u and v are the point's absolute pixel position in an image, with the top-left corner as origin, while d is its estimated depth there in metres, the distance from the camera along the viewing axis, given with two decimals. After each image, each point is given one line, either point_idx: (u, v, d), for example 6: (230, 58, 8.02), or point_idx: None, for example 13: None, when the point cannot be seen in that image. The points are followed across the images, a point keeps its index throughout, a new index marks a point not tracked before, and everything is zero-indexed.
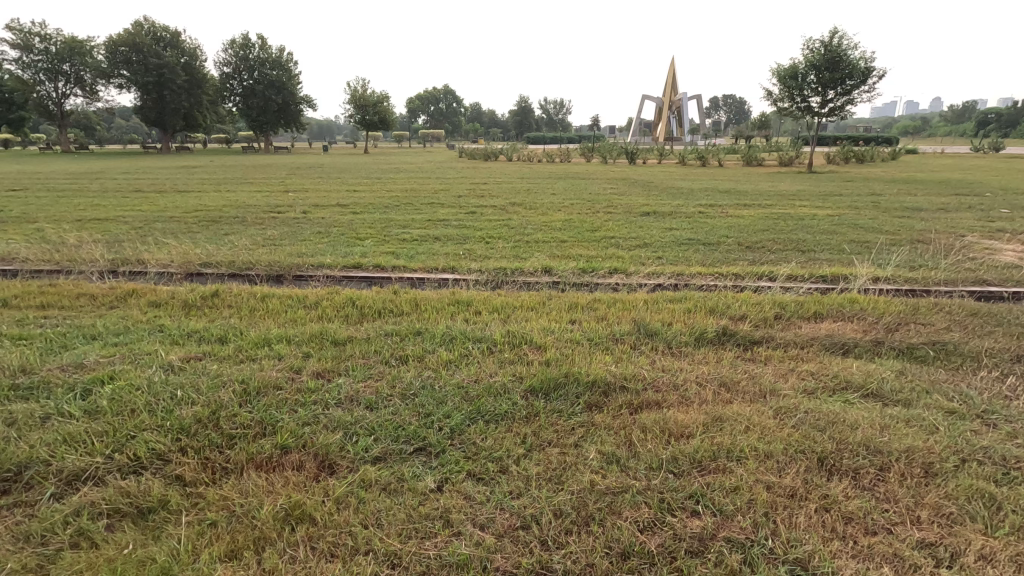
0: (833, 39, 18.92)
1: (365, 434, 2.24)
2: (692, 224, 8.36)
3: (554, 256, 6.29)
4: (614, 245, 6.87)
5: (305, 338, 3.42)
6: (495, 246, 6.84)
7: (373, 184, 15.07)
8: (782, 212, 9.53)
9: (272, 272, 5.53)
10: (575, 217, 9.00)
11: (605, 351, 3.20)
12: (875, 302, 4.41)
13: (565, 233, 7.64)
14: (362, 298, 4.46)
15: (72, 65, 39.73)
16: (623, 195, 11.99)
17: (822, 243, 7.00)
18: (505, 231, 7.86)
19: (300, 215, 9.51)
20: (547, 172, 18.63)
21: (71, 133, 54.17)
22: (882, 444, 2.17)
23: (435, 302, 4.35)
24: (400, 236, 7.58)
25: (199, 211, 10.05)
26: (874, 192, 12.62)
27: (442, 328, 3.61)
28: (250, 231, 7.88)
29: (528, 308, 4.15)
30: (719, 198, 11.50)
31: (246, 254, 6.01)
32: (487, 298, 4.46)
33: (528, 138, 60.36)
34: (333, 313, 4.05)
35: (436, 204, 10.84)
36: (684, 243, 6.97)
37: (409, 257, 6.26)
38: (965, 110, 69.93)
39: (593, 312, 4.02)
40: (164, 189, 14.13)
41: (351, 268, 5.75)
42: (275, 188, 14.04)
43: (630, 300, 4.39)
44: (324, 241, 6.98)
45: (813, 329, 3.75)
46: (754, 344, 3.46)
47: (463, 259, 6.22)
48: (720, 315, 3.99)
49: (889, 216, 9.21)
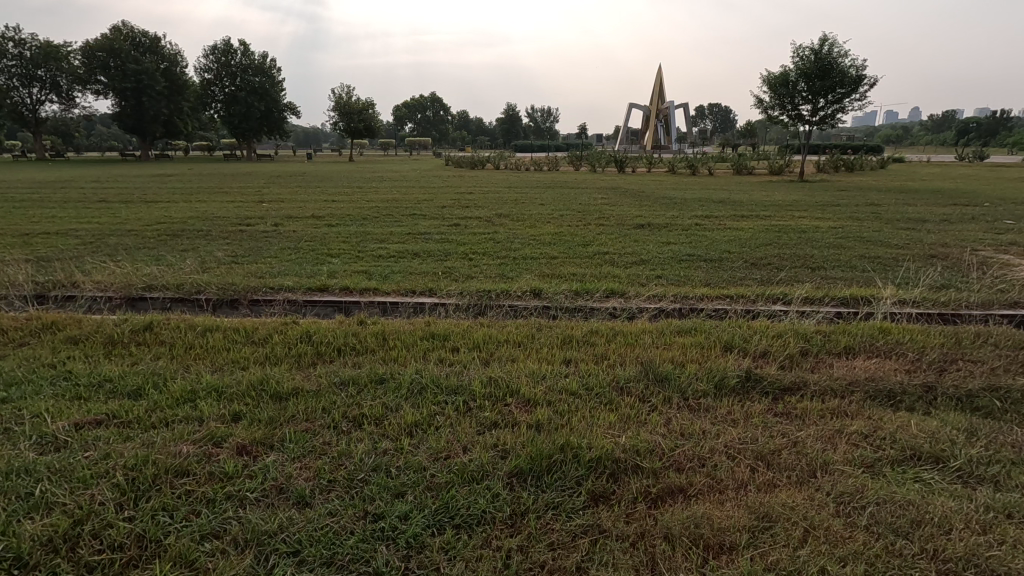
0: (823, 47, 18.67)
1: (287, 555, 1.62)
2: (689, 238, 7.85)
3: (544, 275, 5.72)
4: (608, 262, 6.32)
5: (240, 391, 2.79)
6: (479, 264, 6.26)
7: (353, 193, 14.42)
8: (782, 224, 9.07)
9: (224, 297, 4.88)
10: (565, 229, 8.44)
11: (608, 408, 2.61)
12: (909, 333, 3.87)
13: (555, 249, 7.08)
14: (322, 331, 3.84)
15: (47, 70, 38.62)
16: (615, 205, 11.48)
17: (832, 260, 6.51)
18: (490, 246, 7.27)
19: (270, 228, 8.86)
20: (535, 181, 18.15)
21: (48, 140, 52.86)
22: (995, 564, 1.60)
23: (407, 335, 3.74)
24: (375, 252, 6.95)
25: (162, 224, 9.36)
26: (873, 203, 12.22)
27: (410, 374, 2.99)
28: (213, 247, 7.23)
29: (515, 345, 3.54)
30: (714, 209, 11.03)
31: (199, 275, 5.37)
32: (468, 331, 3.86)
33: (514, 147, 59.96)
34: (284, 353, 3.42)
35: (419, 215, 10.26)
36: (683, 260, 6.43)
37: (383, 277, 5.65)
38: (947, 118, 70.82)
39: (591, 350, 3.42)
40: (131, 199, 13.37)
41: (316, 292, 5.11)
42: (248, 198, 13.34)
43: (632, 332, 3.82)
44: (290, 258, 6.35)
45: (849, 370, 3.19)
46: (784, 392, 2.89)
47: (443, 278, 5.63)
48: (738, 352, 3.43)
49: (894, 228, 8.78)
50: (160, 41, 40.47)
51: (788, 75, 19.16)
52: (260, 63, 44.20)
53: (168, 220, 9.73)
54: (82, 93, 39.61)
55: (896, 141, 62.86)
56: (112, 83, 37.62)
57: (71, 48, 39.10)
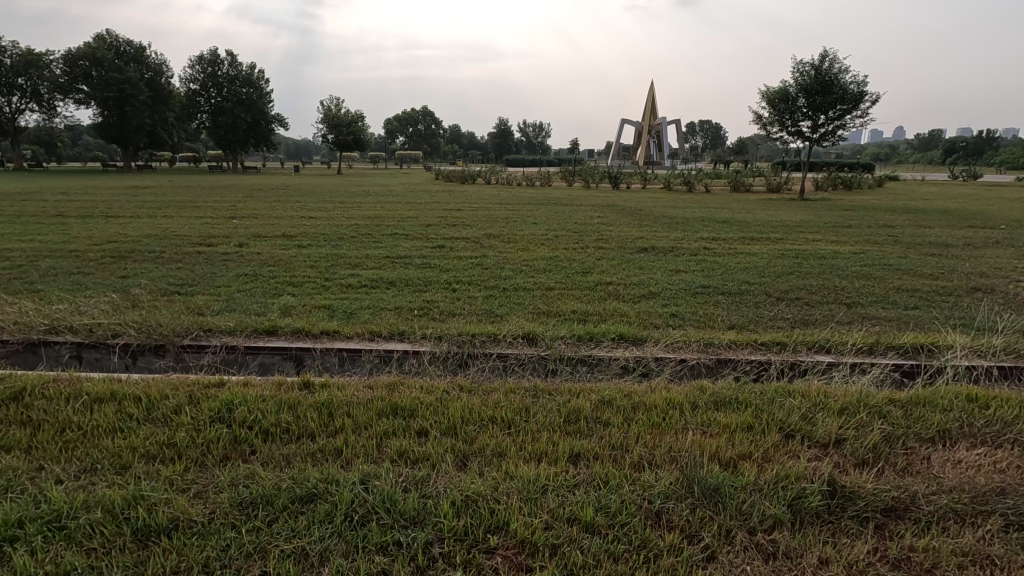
0: (824, 62, 18.18)
1: None
2: (700, 264, 7.06)
3: (539, 312, 4.85)
4: (613, 296, 5.48)
5: (91, 519, 1.89)
6: (464, 296, 5.40)
7: (333, 209, 13.49)
8: (797, 248, 8.29)
9: (147, 344, 3.98)
10: (561, 254, 7.60)
11: (638, 561, 1.74)
12: (1007, 403, 3.05)
13: (550, 277, 6.24)
14: (255, 398, 2.95)
15: (27, 78, 37.41)
16: (614, 225, 10.68)
17: (866, 294, 5.71)
18: (478, 273, 6.43)
19: (232, 249, 7.95)
20: (528, 197, 17.43)
21: (30, 150, 51.61)
22: None
23: (360, 408, 2.83)
24: (345, 280, 6.09)
25: (113, 243, 8.41)
26: (885, 224, 11.52)
27: (351, 485, 2.09)
28: (159, 274, 6.31)
29: (505, 429, 2.66)
30: (720, 230, 10.23)
31: (123, 312, 4.47)
32: (443, 401, 2.95)
33: (506, 161, 59.47)
34: (188, 439, 2.51)
35: (401, 234, 9.42)
36: (698, 293, 5.61)
37: (347, 314, 4.76)
38: (933, 139, 71.87)
39: (606, 437, 2.54)
40: (91, 213, 12.36)
41: (261, 335, 4.20)
42: (219, 213, 12.39)
43: (657, 400, 2.96)
44: (243, 291, 5.45)
45: (960, 472, 2.34)
46: (887, 516, 2.03)
47: (420, 316, 4.76)
48: (803, 439, 2.57)
49: (919, 254, 8.03)
50: (145, 50, 39.56)
51: (787, 91, 18.61)
52: (247, 73, 43.27)
53: (120, 239, 8.80)
54: (64, 102, 38.56)
55: (885, 159, 63.38)
56: (94, 93, 36.61)
57: (52, 57, 37.99)
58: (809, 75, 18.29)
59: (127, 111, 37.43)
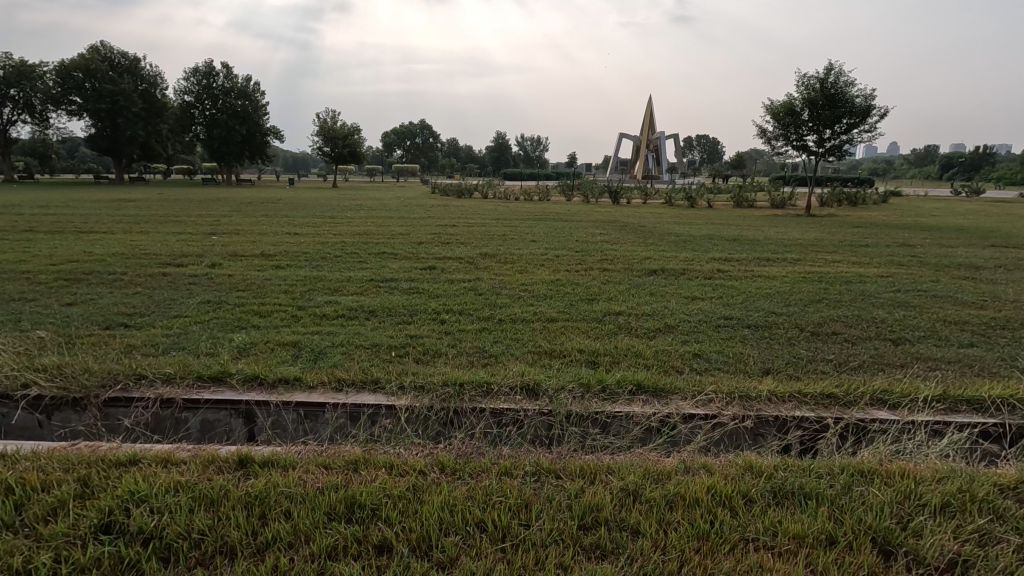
0: (829, 76, 17.70)
1: None
2: (716, 289, 6.40)
3: (541, 352, 4.16)
4: (624, 330, 4.79)
5: None
6: (453, 330, 4.72)
7: (322, 225, 12.87)
8: (819, 271, 7.65)
9: (63, 398, 3.27)
10: (563, 277, 6.92)
11: None
12: None
13: (552, 306, 5.55)
14: (166, 486, 2.24)
15: (20, 90, 36.72)
16: (618, 244, 10.04)
17: (910, 327, 5.04)
18: (471, 300, 5.76)
19: (202, 270, 7.28)
20: (526, 212, 16.80)
21: (22, 161, 50.92)
22: None
23: (304, 507, 2.12)
24: (321, 309, 5.40)
25: (72, 263, 7.71)
26: (904, 243, 10.90)
27: None
28: (110, 301, 5.62)
29: (498, 543, 1.95)
30: (732, 250, 9.58)
31: (44, 354, 3.77)
32: (417, 492, 2.26)
33: (505, 175, 59.05)
34: (53, 566, 1.80)
35: (389, 253, 8.77)
36: (721, 327, 4.93)
37: (314, 354, 4.06)
38: (929, 155, 72.08)
39: (637, 561, 1.84)
40: (63, 228, 11.67)
41: (206, 383, 3.49)
42: (200, 229, 11.74)
43: (700, 489, 2.25)
44: (199, 325, 4.75)
45: None
46: None
47: (400, 357, 4.06)
48: (908, 561, 1.88)
49: (952, 277, 7.39)
50: (140, 63, 39.22)
51: (793, 105, 18.10)
52: (243, 85, 42.76)
53: (83, 258, 8.11)
54: (56, 114, 37.96)
55: (883, 174, 63.30)
56: (86, 105, 36.10)
57: (45, 68, 37.47)
58: (815, 88, 17.79)
59: (120, 122, 36.91)
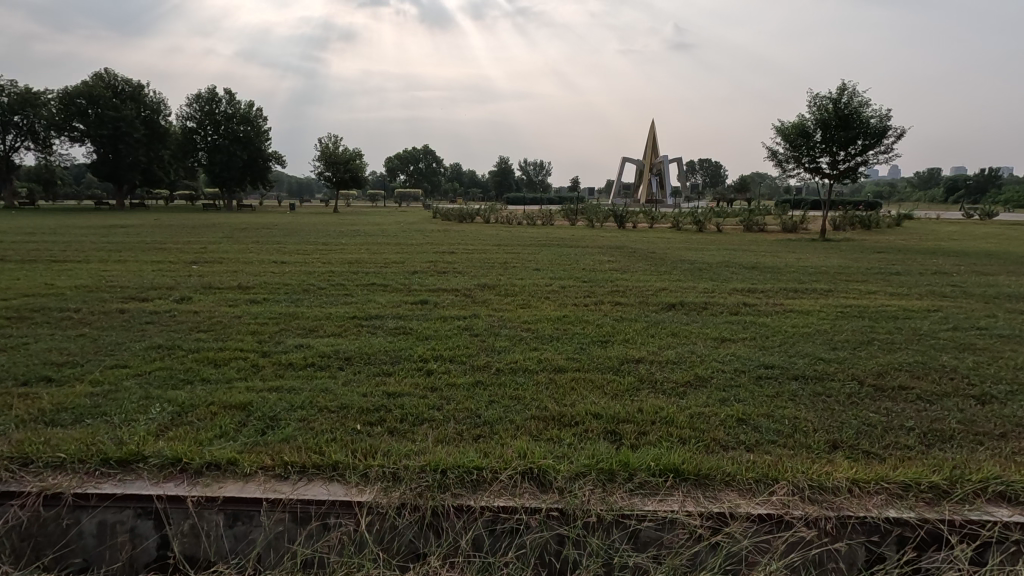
0: (842, 96, 17.12)
1: None
2: (746, 328, 5.59)
3: (548, 419, 3.32)
4: (647, 385, 3.96)
5: None
6: (441, 385, 3.89)
7: (313, 252, 12.17)
8: (858, 304, 6.82)
9: None
10: (571, 313, 6.12)
11: None
12: None
13: (560, 351, 4.72)
14: None
15: (24, 116, 36.43)
16: (628, 273, 9.26)
17: (990, 378, 4.19)
18: (464, 343, 4.95)
19: (165, 306, 6.50)
20: (529, 237, 16.09)
21: (24, 187, 50.69)
22: None
23: None
24: (288, 356, 4.58)
25: (26, 298, 6.93)
26: (936, 270, 10.08)
27: None
28: (42, 345, 4.81)
29: None
30: (753, 279, 8.77)
31: None
32: None
33: (508, 199, 58.76)
34: None
35: (379, 284, 8.01)
36: (764, 379, 4.08)
37: (264, 424, 3.22)
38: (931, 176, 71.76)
39: None
40: (36, 258, 10.93)
41: (111, 468, 2.66)
42: (183, 258, 11.01)
43: None
44: (134, 379, 3.93)
45: None
46: None
47: (370, 428, 3.21)
48: None
49: (1008, 311, 6.56)
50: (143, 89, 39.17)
51: (805, 126, 17.47)
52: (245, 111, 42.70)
53: (38, 292, 7.31)
54: (59, 140, 37.70)
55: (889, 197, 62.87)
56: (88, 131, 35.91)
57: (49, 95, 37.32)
58: (828, 109, 17.22)
59: (121, 149, 36.65)
